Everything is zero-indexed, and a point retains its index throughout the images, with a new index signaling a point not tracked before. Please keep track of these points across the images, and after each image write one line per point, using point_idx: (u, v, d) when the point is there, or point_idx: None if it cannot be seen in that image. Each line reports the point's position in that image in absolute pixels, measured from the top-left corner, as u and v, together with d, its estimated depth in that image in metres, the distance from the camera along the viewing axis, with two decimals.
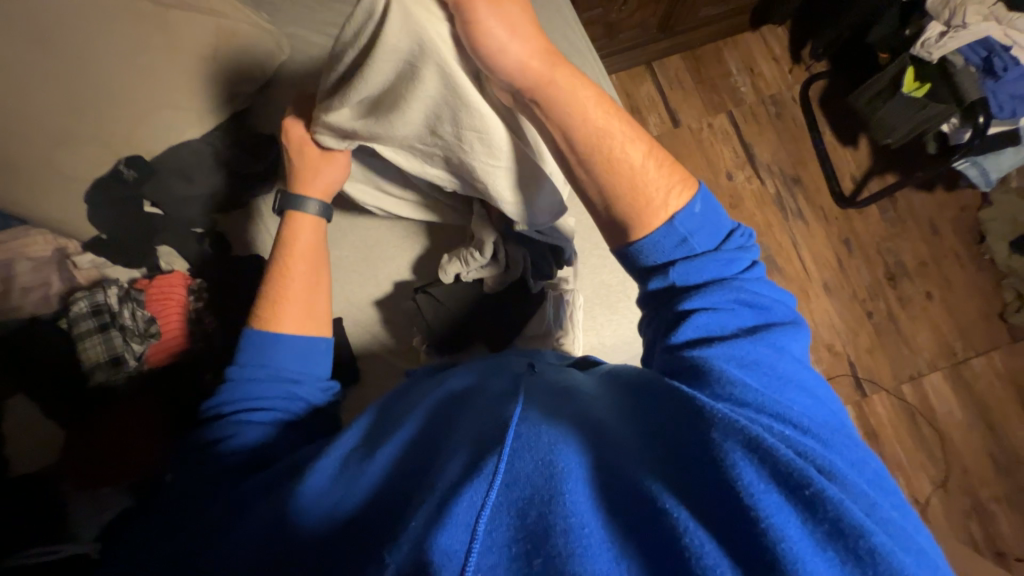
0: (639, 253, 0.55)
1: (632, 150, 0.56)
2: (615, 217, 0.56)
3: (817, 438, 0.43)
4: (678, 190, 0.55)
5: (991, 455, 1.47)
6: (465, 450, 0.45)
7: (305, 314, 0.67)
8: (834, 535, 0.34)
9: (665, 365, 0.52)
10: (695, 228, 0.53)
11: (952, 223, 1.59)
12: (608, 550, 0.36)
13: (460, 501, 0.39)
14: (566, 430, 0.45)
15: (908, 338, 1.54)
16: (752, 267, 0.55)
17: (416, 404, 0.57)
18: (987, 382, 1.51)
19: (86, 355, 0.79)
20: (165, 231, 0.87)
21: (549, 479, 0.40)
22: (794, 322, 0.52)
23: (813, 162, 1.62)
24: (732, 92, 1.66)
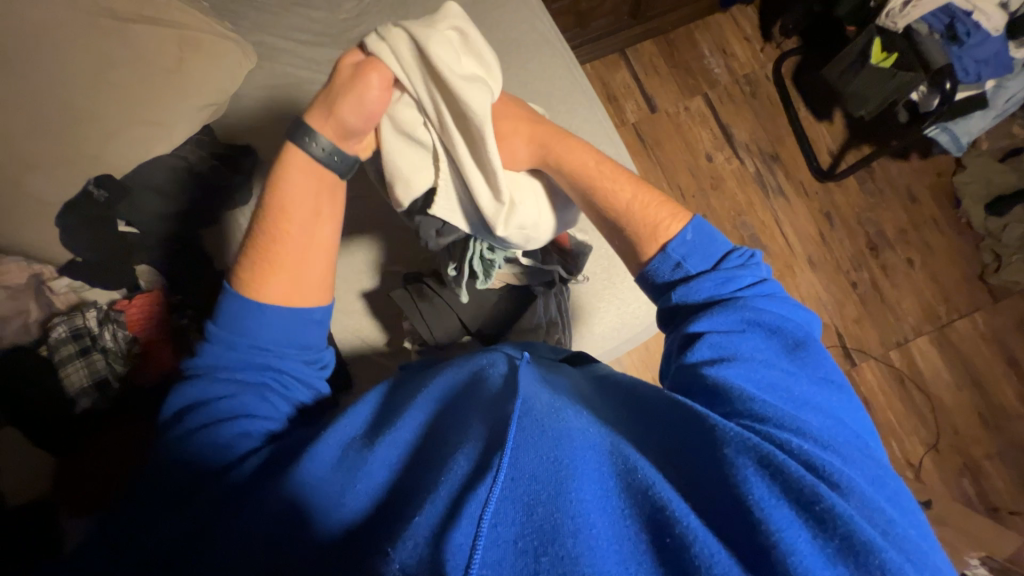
0: (649, 277, 0.59)
1: (626, 191, 0.64)
2: (625, 243, 0.63)
3: (835, 452, 0.44)
4: (674, 219, 0.60)
5: (980, 414, 1.51)
6: (471, 447, 0.46)
7: (297, 283, 0.63)
8: (846, 551, 0.36)
9: (676, 381, 0.53)
10: (688, 252, 0.57)
11: (929, 189, 1.61)
12: (614, 552, 0.37)
13: (472, 497, 0.41)
14: (575, 423, 0.47)
15: (893, 305, 1.56)
16: (756, 281, 0.57)
17: (416, 396, 0.57)
18: (971, 342, 1.55)
19: (68, 381, 0.78)
20: (141, 249, 0.85)
21: (555, 475, 0.41)
22: (806, 338, 0.52)
23: (790, 138, 1.64)
24: (706, 74, 1.67)
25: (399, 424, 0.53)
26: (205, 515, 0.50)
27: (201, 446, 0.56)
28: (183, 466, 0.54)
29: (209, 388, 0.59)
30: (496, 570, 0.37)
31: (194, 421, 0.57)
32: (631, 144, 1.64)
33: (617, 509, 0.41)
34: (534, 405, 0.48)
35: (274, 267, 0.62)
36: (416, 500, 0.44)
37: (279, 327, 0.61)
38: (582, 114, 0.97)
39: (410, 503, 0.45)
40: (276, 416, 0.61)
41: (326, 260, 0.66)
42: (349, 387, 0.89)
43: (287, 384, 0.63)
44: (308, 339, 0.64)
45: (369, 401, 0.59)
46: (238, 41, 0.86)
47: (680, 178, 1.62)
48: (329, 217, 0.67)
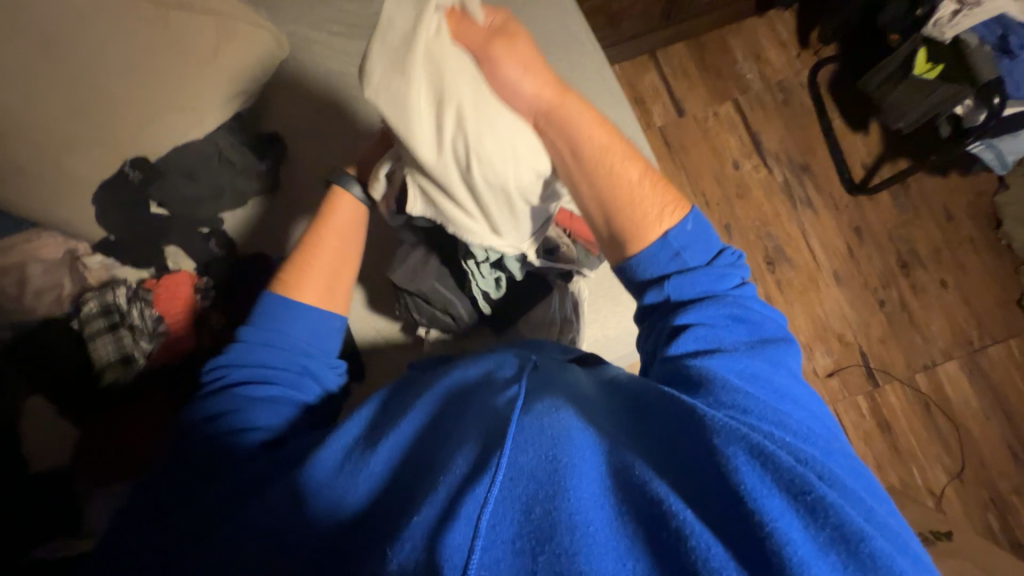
0: (636, 266, 0.57)
1: (630, 167, 0.59)
2: (614, 227, 0.59)
3: (814, 446, 0.44)
4: (671, 210, 0.58)
5: (1010, 445, 1.44)
6: (471, 445, 0.46)
7: (328, 286, 0.71)
8: (838, 540, 0.36)
9: (660, 375, 0.52)
10: (687, 243, 0.56)
11: (968, 208, 1.55)
12: (612, 548, 0.36)
13: (466, 499, 0.40)
14: (575, 422, 0.45)
15: (922, 327, 1.51)
16: (740, 284, 0.57)
17: (419, 396, 0.57)
18: (1004, 370, 1.48)
19: (97, 355, 0.80)
20: (171, 231, 0.88)
21: (553, 474, 0.40)
22: (785, 338, 0.53)
23: (822, 149, 1.59)
24: (738, 80, 1.63)
25: (399, 426, 0.53)
26: (220, 506, 0.52)
27: (217, 445, 0.58)
28: (197, 457, 0.57)
29: (226, 399, 0.62)
30: (493, 571, 0.36)
31: (222, 426, 0.60)
32: (656, 149, 1.62)
33: (614, 501, 0.40)
34: (533, 407, 0.47)
35: (313, 271, 0.71)
36: (418, 494, 0.44)
37: (308, 330, 0.68)
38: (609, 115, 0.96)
39: (412, 496, 0.45)
40: (278, 420, 0.62)
41: (351, 273, 0.75)
42: (361, 376, 0.90)
43: (298, 386, 0.66)
44: (327, 345, 0.69)
45: (368, 406, 0.58)
46: (268, 26, 0.86)
47: (705, 185, 1.59)
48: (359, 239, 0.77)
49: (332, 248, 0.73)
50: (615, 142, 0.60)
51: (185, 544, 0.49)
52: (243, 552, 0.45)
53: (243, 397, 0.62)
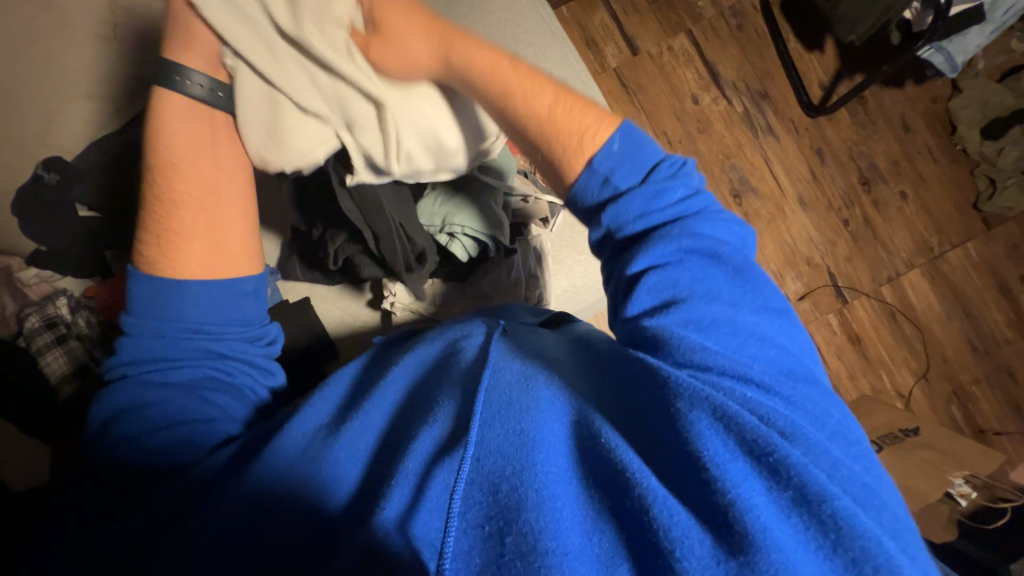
0: (575, 197, 0.58)
1: (541, 99, 0.60)
2: (550, 162, 0.60)
3: (778, 395, 0.43)
4: (597, 124, 0.58)
5: (971, 342, 1.52)
6: (438, 425, 0.48)
7: (210, 254, 0.67)
8: (799, 501, 0.36)
9: (625, 334, 0.51)
10: (616, 165, 0.55)
11: (924, 116, 1.55)
12: (579, 523, 0.39)
13: (433, 486, 0.43)
14: (547, 393, 0.47)
15: (885, 240, 1.55)
16: (688, 194, 0.55)
17: (397, 361, 0.58)
18: (963, 272, 1.54)
19: (49, 370, 0.77)
20: (108, 234, 0.82)
21: (520, 449, 0.42)
22: (742, 262, 0.51)
23: (779, 73, 1.56)
24: (690, 8, 1.57)
25: (369, 406, 0.54)
26: (166, 517, 0.50)
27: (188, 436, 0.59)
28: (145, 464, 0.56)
29: (137, 391, 0.61)
30: (468, 560, 0.37)
31: (128, 428, 0.58)
32: (613, 92, 1.57)
33: (581, 475, 0.42)
34: (503, 379, 0.49)
35: (184, 236, 0.66)
36: (389, 477, 0.45)
37: (207, 303, 0.65)
38: None
39: (383, 479, 0.46)
40: (234, 425, 0.64)
41: (242, 231, 0.70)
42: (335, 356, 0.89)
43: (220, 365, 0.65)
44: (246, 315, 0.68)
45: (343, 377, 0.61)
46: None
47: (666, 123, 1.56)
48: (229, 180, 0.70)
49: (190, 204, 0.66)
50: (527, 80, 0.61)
51: (157, 527, 0.49)
52: (212, 546, 0.45)
53: (160, 389, 0.61)
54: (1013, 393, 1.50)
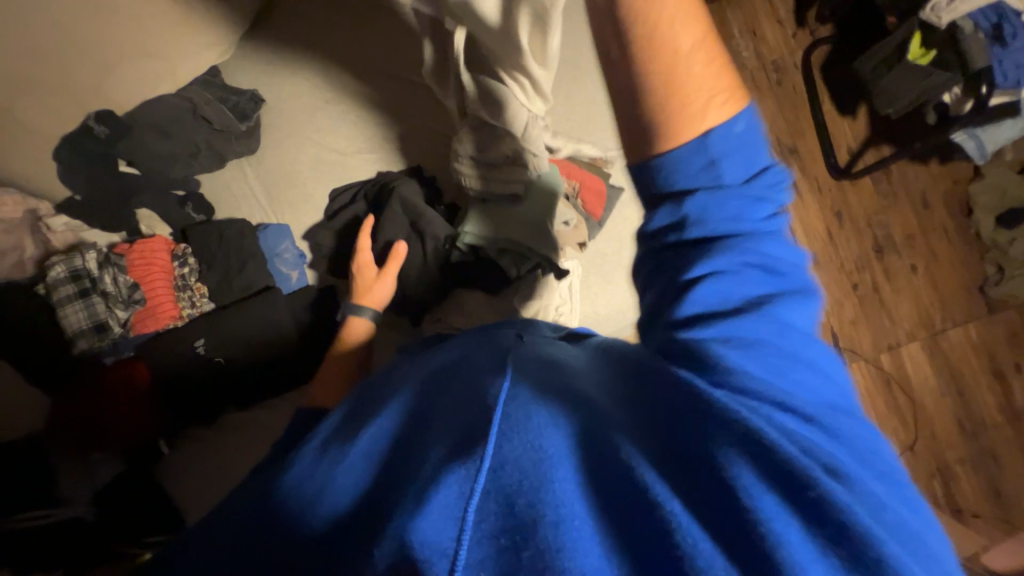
0: (657, 170, 0.42)
1: (684, 33, 0.41)
2: (638, 116, 0.43)
3: (821, 426, 0.38)
4: (723, 99, 0.42)
5: (959, 421, 1.55)
6: (441, 443, 0.42)
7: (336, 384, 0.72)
8: (838, 539, 0.30)
9: (659, 342, 0.43)
10: (730, 150, 0.41)
11: (943, 196, 1.60)
12: (596, 544, 0.32)
13: (437, 494, 0.35)
14: (551, 402, 0.41)
15: (891, 309, 1.58)
16: (774, 216, 0.42)
17: (401, 385, 0.56)
18: (961, 351, 1.57)
19: (66, 323, 0.74)
20: (143, 192, 0.83)
21: (538, 464, 0.36)
22: (806, 291, 0.41)
23: (811, 132, 1.60)
24: (734, 57, 1.60)
25: (375, 417, 0.50)
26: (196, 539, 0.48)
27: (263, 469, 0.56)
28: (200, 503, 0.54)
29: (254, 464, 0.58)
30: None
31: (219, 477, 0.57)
32: None
33: (604, 493, 0.35)
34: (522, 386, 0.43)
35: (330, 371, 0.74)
36: (402, 486, 0.40)
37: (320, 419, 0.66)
38: None
39: (392, 488, 0.41)
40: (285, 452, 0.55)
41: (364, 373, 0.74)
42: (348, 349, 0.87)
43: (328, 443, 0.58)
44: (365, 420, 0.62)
45: (334, 416, 0.57)
46: None
47: None
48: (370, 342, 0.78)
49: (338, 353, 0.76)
50: (687, 2, 0.42)
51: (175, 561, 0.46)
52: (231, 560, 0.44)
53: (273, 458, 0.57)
54: (994, 477, 1.52)
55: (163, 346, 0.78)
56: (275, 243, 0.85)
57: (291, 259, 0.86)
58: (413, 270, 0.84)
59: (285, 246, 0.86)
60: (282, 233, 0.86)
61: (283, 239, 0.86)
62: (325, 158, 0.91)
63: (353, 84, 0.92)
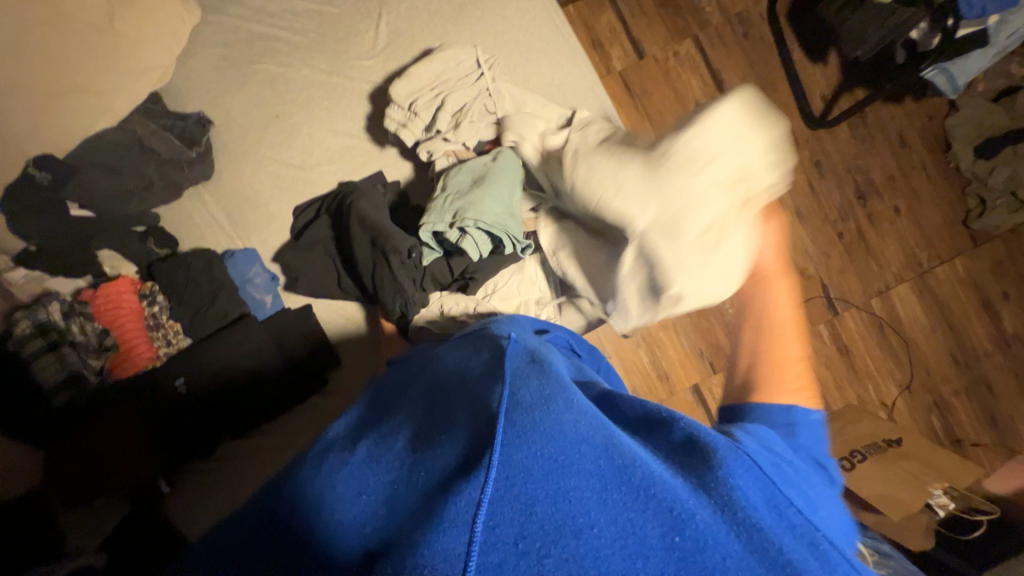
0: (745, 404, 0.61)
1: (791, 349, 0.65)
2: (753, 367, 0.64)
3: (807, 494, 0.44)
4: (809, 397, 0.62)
5: (953, 355, 1.57)
6: (454, 439, 0.44)
7: None
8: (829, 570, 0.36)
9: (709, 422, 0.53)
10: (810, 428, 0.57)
11: (920, 132, 1.58)
12: (620, 548, 0.35)
13: (457, 499, 0.37)
14: (566, 413, 0.42)
15: (877, 254, 1.58)
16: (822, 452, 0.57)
17: (405, 394, 0.57)
18: (950, 287, 1.58)
19: (40, 378, 0.72)
20: (101, 234, 0.80)
21: (551, 474, 0.38)
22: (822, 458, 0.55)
23: (782, 83, 1.57)
24: (696, 14, 1.57)
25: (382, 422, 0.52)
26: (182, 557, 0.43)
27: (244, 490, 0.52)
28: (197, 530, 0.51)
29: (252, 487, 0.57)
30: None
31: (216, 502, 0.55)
32: (617, 96, 1.56)
33: (618, 496, 0.37)
34: (522, 400, 0.44)
35: None
36: (415, 495, 0.42)
37: None
38: (567, 68, 0.91)
39: (402, 494, 0.43)
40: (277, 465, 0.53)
41: None
42: (337, 365, 0.87)
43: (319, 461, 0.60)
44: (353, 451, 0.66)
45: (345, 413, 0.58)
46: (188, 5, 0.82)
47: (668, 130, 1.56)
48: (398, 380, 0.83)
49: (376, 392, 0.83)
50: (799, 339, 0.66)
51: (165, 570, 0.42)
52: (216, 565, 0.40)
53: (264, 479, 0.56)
54: (991, 405, 1.55)
55: (144, 385, 0.76)
56: (245, 269, 0.84)
57: (263, 283, 0.85)
58: (386, 284, 0.80)
59: (255, 271, 0.84)
60: (251, 258, 0.84)
61: (252, 263, 0.85)
62: (285, 174, 0.89)
63: (304, 94, 0.89)
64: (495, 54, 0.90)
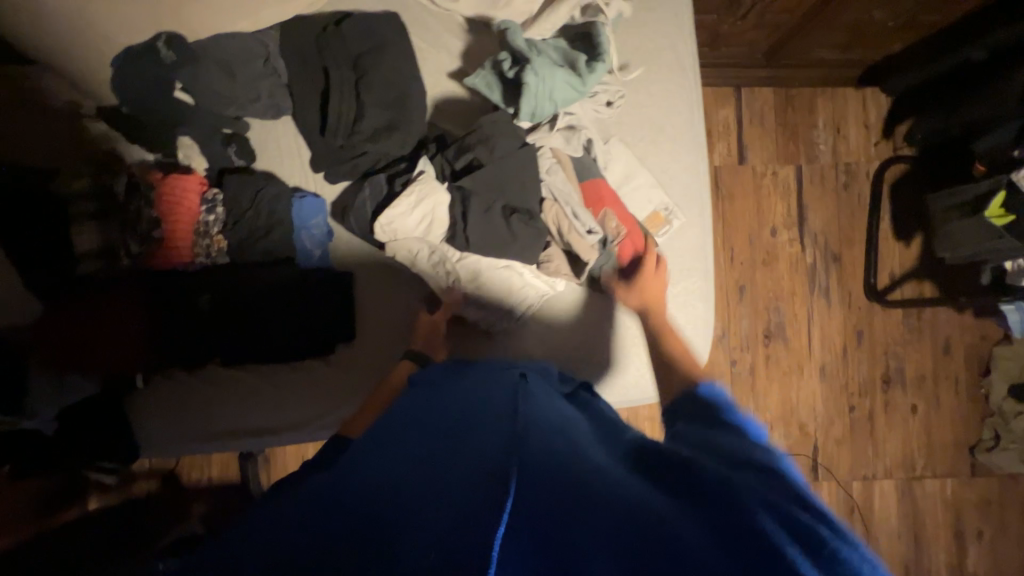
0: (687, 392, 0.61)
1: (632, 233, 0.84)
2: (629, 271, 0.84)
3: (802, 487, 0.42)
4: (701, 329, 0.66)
5: (907, 567, 1.54)
6: (455, 459, 0.44)
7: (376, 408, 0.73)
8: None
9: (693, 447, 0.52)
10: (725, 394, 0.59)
11: (967, 347, 1.57)
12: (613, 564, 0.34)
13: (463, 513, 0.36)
14: (563, 454, 0.43)
15: (878, 441, 1.56)
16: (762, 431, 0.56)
17: (411, 412, 0.59)
18: (931, 502, 1.56)
19: (77, 242, 0.72)
20: (191, 123, 0.79)
21: (557, 509, 0.37)
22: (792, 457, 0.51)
23: (859, 245, 1.57)
24: (809, 147, 1.57)
25: (393, 436, 0.53)
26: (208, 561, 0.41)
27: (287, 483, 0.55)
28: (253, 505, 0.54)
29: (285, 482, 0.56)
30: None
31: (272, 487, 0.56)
32: None
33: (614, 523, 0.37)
34: (523, 433, 0.45)
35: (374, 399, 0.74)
36: (423, 504, 0.39)
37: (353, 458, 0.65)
38: (685, 161, 0.90)
39: (412, 484, 0.42)
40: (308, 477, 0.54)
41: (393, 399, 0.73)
42: (348, 340, 0.83)
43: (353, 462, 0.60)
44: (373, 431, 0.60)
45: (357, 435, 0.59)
46: None
47: (736, 241, 1.55)
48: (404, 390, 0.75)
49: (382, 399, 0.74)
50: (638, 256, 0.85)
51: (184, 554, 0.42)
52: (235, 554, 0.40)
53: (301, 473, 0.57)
54: None
55: (181, 283, 0.77)
56: (308, 216, 0.81)
57: (318, 237, 0.82)
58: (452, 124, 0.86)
59: (317, 222, 0.82)
60: (317, 208, 0.82)
61: (317, 214, 0.82)
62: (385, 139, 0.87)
63: (433, 75, 0.88)
64: (624, 123, 0.89)
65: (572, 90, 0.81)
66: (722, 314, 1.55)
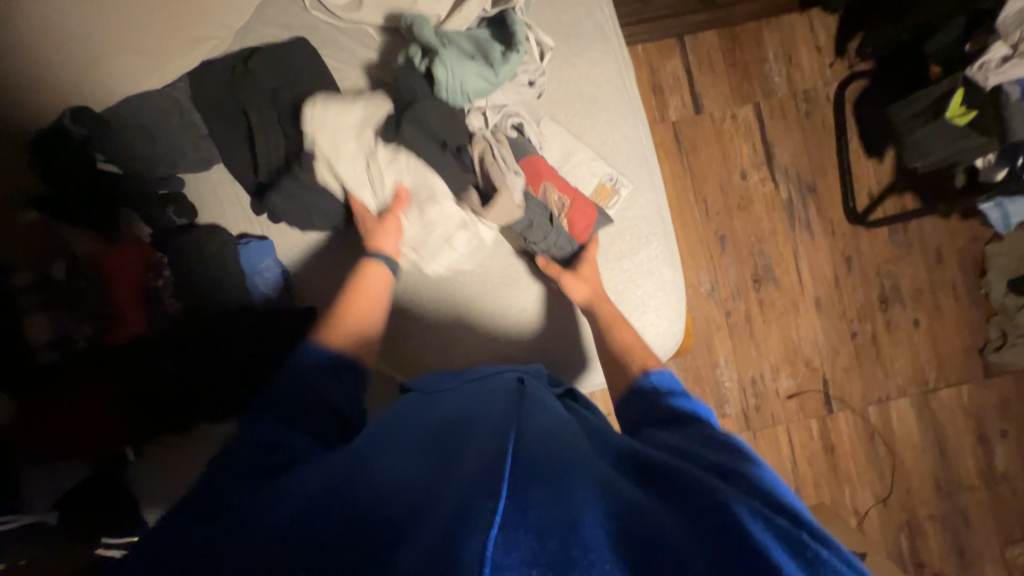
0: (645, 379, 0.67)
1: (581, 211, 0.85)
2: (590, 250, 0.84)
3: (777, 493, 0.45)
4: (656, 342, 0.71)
5: (937, 480, 1.54)
6: (461, 464, 0.45)
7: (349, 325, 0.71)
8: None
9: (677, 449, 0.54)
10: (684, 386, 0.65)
11: (960, 252, 1.55)
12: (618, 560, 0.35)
13: (472, 512, 0.38)
14: (570, 461, 0.45)
15: (886, 362, 1.55)
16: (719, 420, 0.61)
17: (403, 414, 0.60)
18: (950, 411, 1.55)
19: (29, 334, 0.71)
20: (124, 194, 0.79)
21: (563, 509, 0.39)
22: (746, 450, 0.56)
23: (832, 171, 1.54)
24: (764, 82, 1.53)
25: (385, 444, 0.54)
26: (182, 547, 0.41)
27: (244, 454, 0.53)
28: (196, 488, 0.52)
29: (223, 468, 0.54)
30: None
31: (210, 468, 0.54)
32: (665, 143, 1.53)
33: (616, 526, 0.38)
34: (527, 444, 0.46)
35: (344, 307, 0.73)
36: (431, 504, 0.41)
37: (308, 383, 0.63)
38: (624, 129, 0.89)
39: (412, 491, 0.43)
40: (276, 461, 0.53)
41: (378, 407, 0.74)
42: None
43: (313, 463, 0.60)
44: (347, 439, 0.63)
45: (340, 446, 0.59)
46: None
47: (707, 191, 1.53)
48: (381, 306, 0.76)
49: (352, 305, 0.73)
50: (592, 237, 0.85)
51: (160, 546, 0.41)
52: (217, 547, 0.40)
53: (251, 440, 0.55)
54: (961, 538, 1.52)
55: (143, 352, 0.77)
56: (256, 260, 0.82)
57: (270, 278, 0.83)
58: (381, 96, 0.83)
59: (267, 264, 0.83)
60: (265, 250, 0.83)
61: (266, 256, 0.83)
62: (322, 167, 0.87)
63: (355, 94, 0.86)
64: (555, 102, 0.89)
65: (484, 82, 0.79)
66: (707, 267, 1.53)
